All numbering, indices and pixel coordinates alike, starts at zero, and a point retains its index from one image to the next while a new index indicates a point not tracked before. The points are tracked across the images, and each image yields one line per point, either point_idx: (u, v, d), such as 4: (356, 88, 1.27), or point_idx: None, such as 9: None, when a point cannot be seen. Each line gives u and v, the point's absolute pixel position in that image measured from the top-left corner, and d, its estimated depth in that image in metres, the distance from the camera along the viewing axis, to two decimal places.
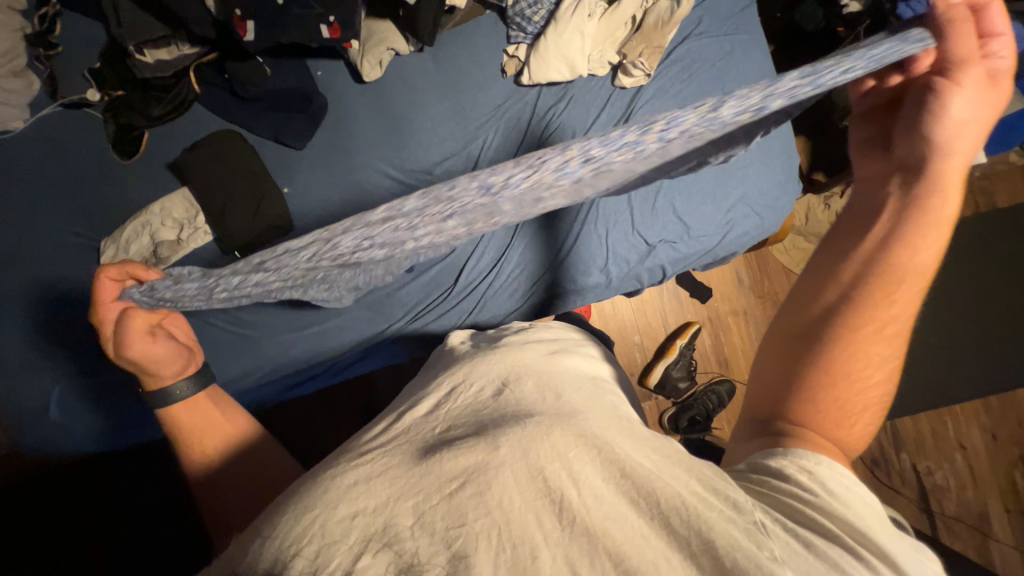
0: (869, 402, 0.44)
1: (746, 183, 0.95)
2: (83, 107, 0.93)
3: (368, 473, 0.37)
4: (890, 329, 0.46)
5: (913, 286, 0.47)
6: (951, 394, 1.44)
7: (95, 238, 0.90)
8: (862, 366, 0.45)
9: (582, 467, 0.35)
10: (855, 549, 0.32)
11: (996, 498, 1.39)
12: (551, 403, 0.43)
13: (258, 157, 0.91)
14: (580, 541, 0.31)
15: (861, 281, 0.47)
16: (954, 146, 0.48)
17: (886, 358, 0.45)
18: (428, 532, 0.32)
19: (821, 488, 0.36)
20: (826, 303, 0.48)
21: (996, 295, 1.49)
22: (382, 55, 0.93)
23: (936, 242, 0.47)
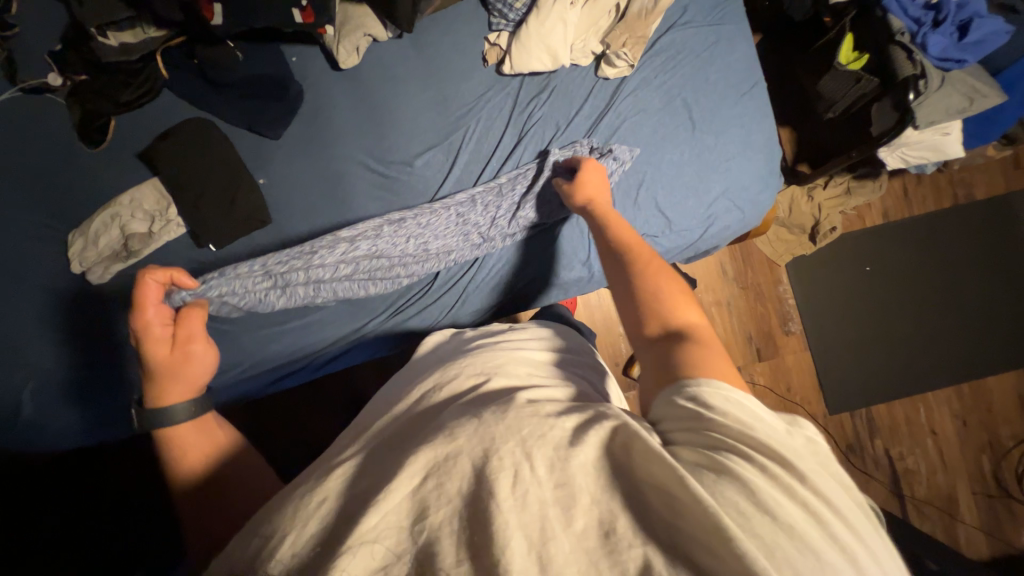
0: (685, 303, 0.53)
1: (729, 177, 0.94)
2: (45, 93, 0.88)
3: (335, 484, 0.37)
4: (654, 266, 0.58)
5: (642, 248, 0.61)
6: (925, 382, 1.49)
7: (62, 229, 0.87)
8: (662, 297, 0.54)
9: (536, 441, 0.36)
10: (745, 453, 0.35)
11: (963, 481, 1.44)
12: (507, 395, 0.45)
13: (231, 146, 0.88)
14: (533, 518, 0.32)
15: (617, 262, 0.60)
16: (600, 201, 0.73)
17: (667, 280, 0.56)
18: (395, 530, 0.33)
19: (703, 407, 0.39)
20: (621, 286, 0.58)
21: (971, 287, 1.53)
22: (359, 41, 0.90)
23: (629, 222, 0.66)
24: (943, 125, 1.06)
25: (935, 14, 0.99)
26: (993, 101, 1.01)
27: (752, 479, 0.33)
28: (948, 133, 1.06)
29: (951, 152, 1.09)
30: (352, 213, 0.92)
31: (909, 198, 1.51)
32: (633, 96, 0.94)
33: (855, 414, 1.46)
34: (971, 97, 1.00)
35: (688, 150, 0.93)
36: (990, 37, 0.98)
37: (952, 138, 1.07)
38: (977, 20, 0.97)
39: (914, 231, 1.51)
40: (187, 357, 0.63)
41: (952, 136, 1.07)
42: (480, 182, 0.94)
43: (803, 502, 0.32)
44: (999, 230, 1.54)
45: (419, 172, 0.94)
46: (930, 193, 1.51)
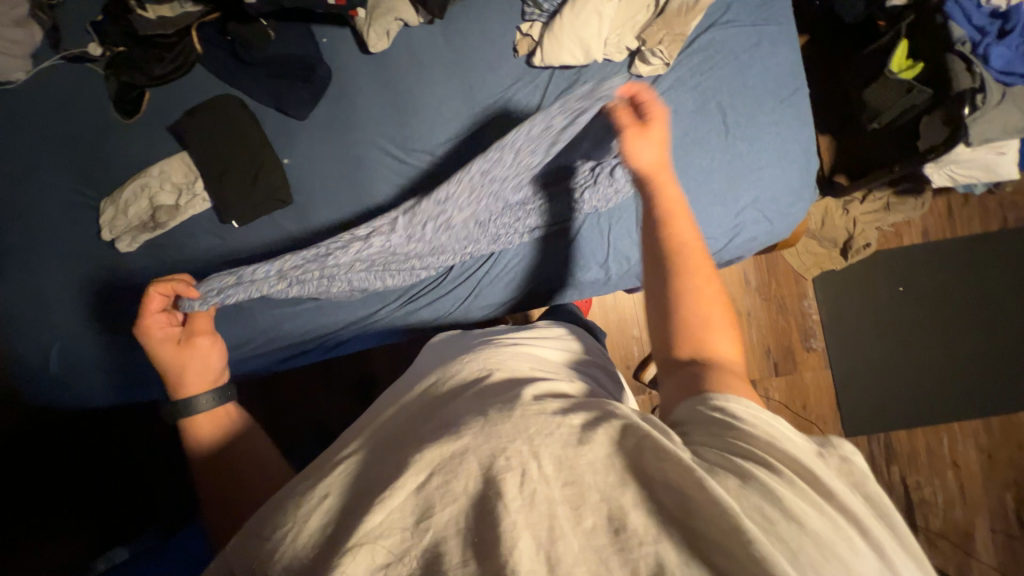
0: (716, 317, 0.51)
1: (760, 186, 0.91)
2: (85, 62, 0.91)
3: (338, 482, 0.37)
4: (692, 255, 0.54)
5: (691, 236, 0.56)
6: (951, 412, 1.42)
7: (95, 197, 0.89)
8: (691, 296, 0.52)
9: (543, 441, 0.36)
10: (768, 462, 0.34)
11: (983, 517, 1.38)
12: (513, 391, 0.44)
13: (257, 124, 0.89)
14: (541, 518, 0.31)
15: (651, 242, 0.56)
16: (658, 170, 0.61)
17: (701, 275, 0.53)
18: (399, 528, 0.32)
19: (730, 417, 0.39)
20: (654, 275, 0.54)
21: (1012, 316, 1.44)
22: (389, 25, 0.89)
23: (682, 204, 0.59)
24: (998, 144, 0.99)
25: (1002, 23, 0.92)
26: None
27: (778, 490, 0.32)
28: (1005, 152, 1.00)
29: (1004, 173, 1.02)
30: (372, 200, 0.92)
31: (953, 218, 1.43)
32: (666, 97, 0.91)
33: (872, 438, 1.41)
34: None
35: (719, 156, 0.90)
36: None
37: (1008, 158, 1.01)
38: None
39: (955, 252, 1.43)
40: (195, 357, 0.69)
41: (1008, 156, 1.00)
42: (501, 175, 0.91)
43: (834, 521, 0.30)
44: None
45: (441, 162, 0.93)
46: (977, 214, 1.43)
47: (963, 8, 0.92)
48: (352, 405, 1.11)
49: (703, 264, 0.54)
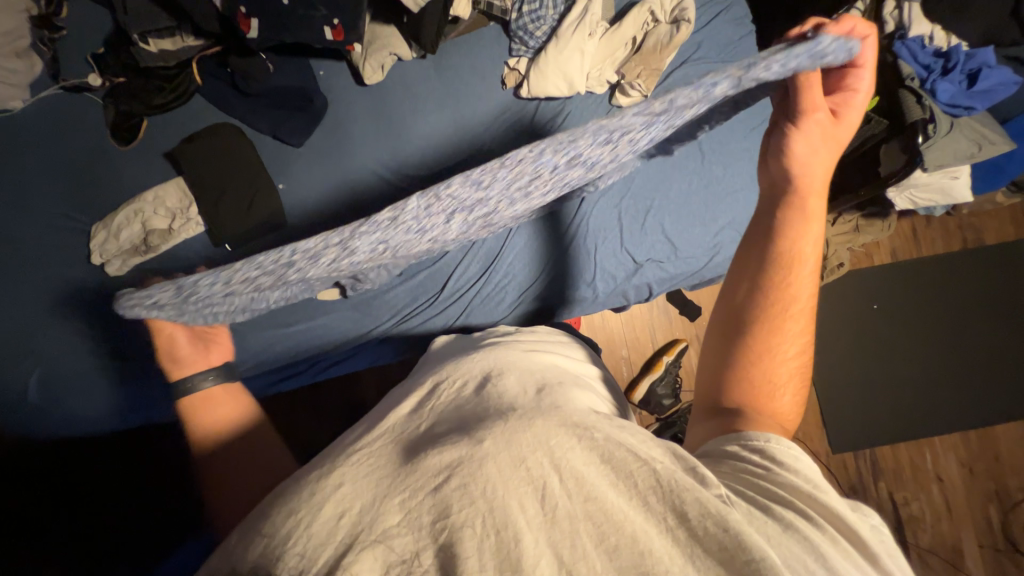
0: (790, 371, 0.51)
1: (737, 208, 0.96)
2: (84, 91, 0.93)
3: (352, 474, 0.38)
4: (801, 308, 0.53)
5: (802, 271, 0.53)
6: (931, 426, 1.46)
7: (86, 221, 0.90)
8: (780, 344, 0.52)
9: (565, 454, 0.36)
10: (806, 512, 0.35)
11: (969, 532, 1.40)
12: (532, 398, 0.44)
13: (255, 152, 0.92)
14: (562, 525, 0.32)
15: (765, 266, 0.54)
16: (808, 184, 0.53)
17: (798, 333, 0.52)
18: (415, 527, 0.33)
19: (771, 462, 0.40)
20: (744, 294, 0.54)
21: (979, 331, 1.51)
22: (384, 59, 0.94)
23: (813, 238, 0.54)
24: (951, 169, 1.07)
25: (945, 61, 1.01)
26: (1002, 148, 1.02)
27: (816, 540, 0.32)
28: (957, 177, 1.08)
29: (959, 196, 1.10)
30: None
31: (918, 239, 1.51)
32: None
33: (858, 454, 1.43)
34: (980, 143, 1.02)
35: (696, 181, 0.95)
36: (999, 87, 1.00)
37: (961, 182, 1.08)
38: (986, 70, 0.99)
39: (923, 271, 1.51)
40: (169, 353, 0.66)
41: (959, 180, 1.08)
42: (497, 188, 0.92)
43: (861, 565, 0.32)
44: (1009, 275, 1.53)
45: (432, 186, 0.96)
46: (940, 235, 1.51)
47: (909, 48, 1.02)
48: (341, 428, 1.09)
49: (805, 324, 0.53)
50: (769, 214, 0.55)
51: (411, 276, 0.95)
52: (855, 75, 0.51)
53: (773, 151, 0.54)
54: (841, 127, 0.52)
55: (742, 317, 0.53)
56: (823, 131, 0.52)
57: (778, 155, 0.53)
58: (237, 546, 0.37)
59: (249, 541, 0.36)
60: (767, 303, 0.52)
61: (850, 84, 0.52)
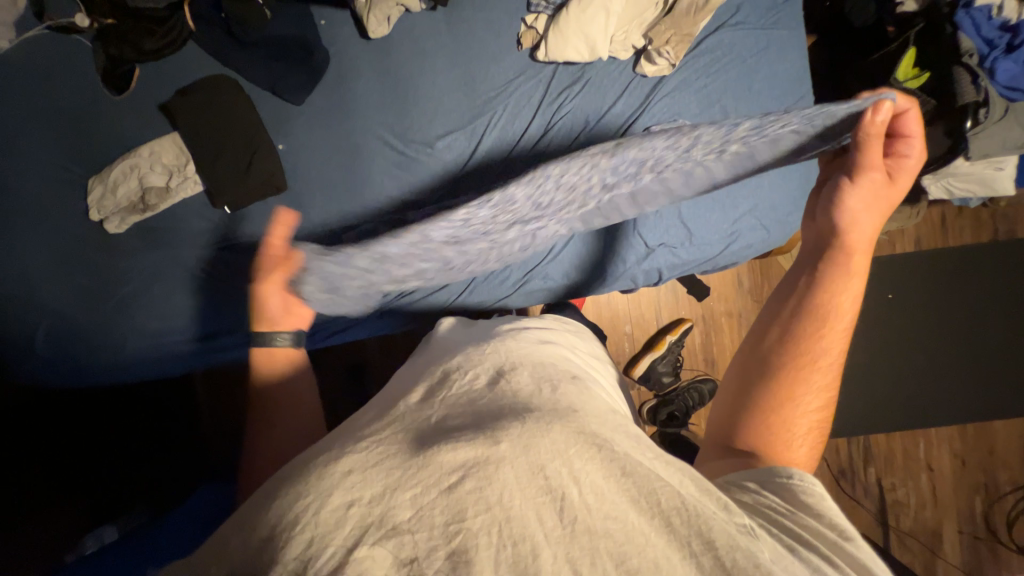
0: (811, 425, 0.49)
1: (759, 195, 0.91)
2: (71, 33, 0.87)
3: (363, 462, 0.38)
4: (825, 364, 0.51)
5: (837, 323, 0.52)
6: (930, 418, 1.46)
7: (83, 175, 0.87)
8: (801, 397, 0.50)
9: (585, 466, 0.37)
10: (830, 555, 0.35)
11: (951, 519, 1.43)
12: (548, 397, 0.44)
13: (254, 109, 0.87)
14: (581, 540, 0.33)
15: (793, 314, 0.53)
16: (855, 242, 0.53)
17: (819, 388, 0.51)
18: (426, 526, 0.33)
19: (794, 504, 0.40)
20: (773, 340, 0.53)
21: (995, 326, 1.47)
22: (390, 10, 0.86)
23: (853, 291, 0.52)
24: (997, 159, 1.00)
25: (1011, 37, 0.91)
26: None
27: None
28: (1002, 168, 1.00)
29: (999, 188, 1.02)
30: (367, 192, 0.90)
31: (945, 228, 1.44)
32: (670, 97, 0.90)
33: (852, 440, 1.45)
34: None
35: None
36: None
37: (1005, 174, 1.01)
38: None
39: (946, 262, 1.45)
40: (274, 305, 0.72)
41: (1005, 171, 1.00)
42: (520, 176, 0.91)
43: None
44: None
45: (439, 154, 0.92)
46: (969, 225, 1.44)
47: (973, 18, 0.91)
48: (342, 391, 1.11)
49: (828, 382, 0.51)
50: (810, 263, 0.55)
51: None
52: (916, 140, 0.53)
53: (821, 210, 0.55)
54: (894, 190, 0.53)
55: (763, 365, 0.52)
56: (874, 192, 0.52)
57: (826, 209, 0.54)
58: (244, 530, 0.37)
59: (252, 526, 0.37)
60: (792, 353, 0.51)
61: (901, 153, 0.54)
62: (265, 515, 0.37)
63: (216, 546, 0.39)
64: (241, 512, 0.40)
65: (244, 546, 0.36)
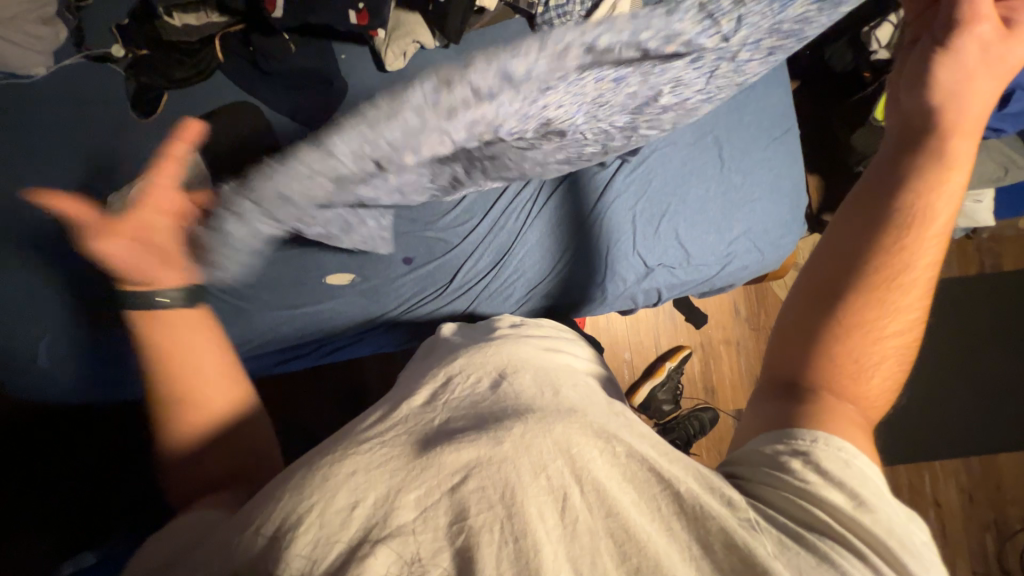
0: (887, 353, 0.46)
1: (752, 219, 0.95)
2: (105, 61, 0.93)
3: (366, 463, 0.37)
4: (914, 276, 0.47)
5: (925, 237, 0.47)
6: (933, 451, 1.44)
7: (101, 192, 0.90)
8: (883, 317, 0.46)
9: (587, 465, 0.37)
10: (846, 540, 0.35)
11: (965, 560, 1.39)
12: (549, 399, 0.43)
13: (272, 131, 0.93)
14: (583, 540, 0.33)
15: (885, 217, 0.48)
16: (956, 123, 0.48)
17: (905, 308, 0.47)
18: (432, 527, 0.34)
19: (819, 474, 0.39)
20: (844, 261, 0.48)
21: (988, 357, 1.49)
22: (406, 47, 0.94)
23: (946, 195, 0.48)
24: (975, 192, 1.05)
25: None
26: None
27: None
28: (980, 200, 1.05)
29: (981, 220, 1.08)
30: None
31: None
32: None
33: None
34: (1007, 167, 1.01)
35: (714, 186, 0.94)
36: None
37: (984, 206, 1.06)
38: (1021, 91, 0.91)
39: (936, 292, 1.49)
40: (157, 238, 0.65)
41: (984, 204, 1.05)
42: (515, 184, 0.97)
43: None
44: (1023, 302, 1.51)
45: None
46: (956, 257, 1.49)
47: None
48: (343, 411, 1.11)
49: (914, 298, 0.47)
50: (893, 166, 0.50)
51: (422, 266, 0.96)
52: None
53: (909, 88, 0.50)
54: (1005, 53, 0.48)
55: (831, 287, 0.48)
56: (981, 44, 0.48)
57: (915, 84, 0.50)
58: (248, 522, 0.37)
59: (255, 513, 0.37)
60: (879, 263, 0.47)
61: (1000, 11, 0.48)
62: (271, 510, 0.36)
63: (215, 548, 0.38)
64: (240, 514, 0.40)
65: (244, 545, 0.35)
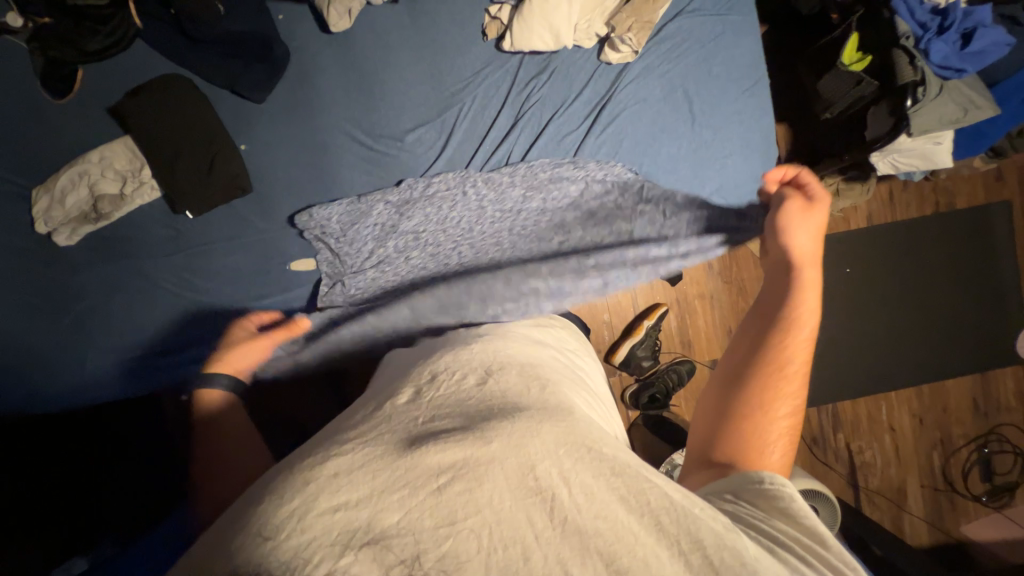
0: (783, 431, 0.52)
1: (724, 176, 0.95)
2: (2, 35, 0.80)
3: (348, 464, 0.37)
4: (795, 366, 0.55)
5: (803, 330, 0.56)
6: (890, 383, 1.55)
7: (27, 185, 0.82)
8: (774, 400, 0.53)
9: (575, 468, 0.37)
10: (807, 560, 0.37)
11: (914, 476, 1.53)
12: (536, 396, 0.44)
13: (211, 108, 0.85)
14: (573, 540, 0.34)
15: (765, 318, 0.58)
16: (804, 259, 0.62)
17: (790, 395, 0.53)
18: (416, 530, 0.33)
19: (773, 502, 0.42)
20: (742, 351, 0.58)
21: (939, 292, 1.58)
22: (351, 4, 0.84)
23: (813, 299, 0.58)
24: (935, 134, 1.06)
25: (941, 20, 0.98)
26: (987, 113, 1.01)
27: None
28: (940, 142, 1.07)
29: (940, 162, 1.09)
30: (338, 189, 0.91)
31: (893, 203, 1.53)
32: (635, 84, 0.93)
33: (821, 409, 1.52)
34: (966, 108, 1.01)
35: (687, 145, 0.94)
36: (991, 48, 0.97)
37: (943, 147, 1.08)
38: (981, 29, 0.96)
39: (896, 234, 1.54)
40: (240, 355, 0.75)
41: (943, 145, 1.07)
42: (483, 148, 0.93)
43: None
44: (975, 238, 1.59)
45: (409, 148, 0.92)
46: (914, 199, 1.54)
47: (907, 4, 0.98)
48: None
49: (800, 384, 0.54)
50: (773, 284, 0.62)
51: None
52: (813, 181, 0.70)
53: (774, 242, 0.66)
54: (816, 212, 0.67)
55: (733, 373, 0.56)
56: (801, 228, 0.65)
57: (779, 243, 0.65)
58: (218, 542, 0.35)
59: (231, 523, 0.36)
60: (767, 352, 0.56)
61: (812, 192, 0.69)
62: (247, 525, 0.35)
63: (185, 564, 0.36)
64: (209, 535, 0.37)
65: (218, 564, 0.33)
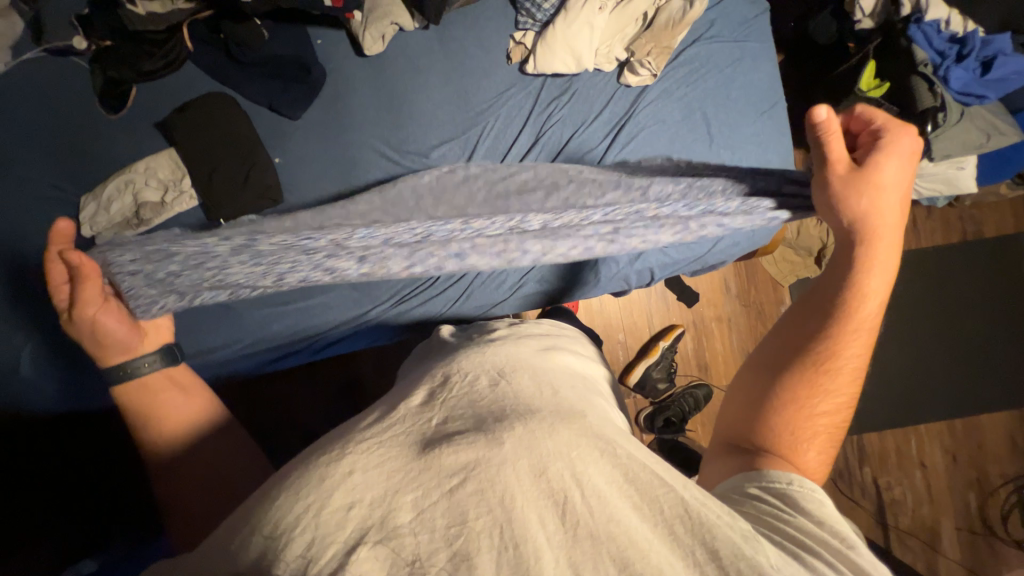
0: (820, 428, 0.51)
1: None
2: (70, 56, 0.88)
3: (362, 463, 0.37)
4: (847, 368, 0.53)
5: (860, 329, 0.54)
6: (920, 415, 1.49)
7: (76, 193, 0.88)
8: (816, 396, 0.52)
9: (587, 470, 0.37)
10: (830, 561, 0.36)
11: (948, 516, 1.45)
12: (549, 399, 0.45)
13: (250, 123, 0.90)
14: (584, 545, 0.33)
15: (822, 310, 0.55)
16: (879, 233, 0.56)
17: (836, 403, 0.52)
18: (429, 528, 0.33)
19: (795, 507, 0.42)
20: (792, 341, 0.56)
21: (969, 322, 1.53)
22: (385, 29, 0.91)
23: (877, 295, 0.55)
24: (958, 159, 1.05)
25: (960, 48, 0.98)
26: (1010, 139, 1.00)
27: None
28: (964, 167, 1.06)
29: (964, 187, 1.08)
30: None
31: (917, 229, 1.51)
32: (653, 106, 0.96)
33: (845, 440, 1.46)
34: (989, 133, 1.00)
35: (705, 163, 0.95)
36: (1012, 76, 0.97)
37: (967, 173, 1.07)
38: (1001, 57, 0.96)
39: (921, 261, 1.51)
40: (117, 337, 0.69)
41: (967, 170, 1.06)
42: (505, 163, 0.96)
43: None
44: (1005, 266, 1.54)
45: (434, 163, 0.96)
46: (939, 225, 1.51)
47: (925, 32, 0.98)
48: (340, 405, 1.10)
49: (845, 382, 0.53)
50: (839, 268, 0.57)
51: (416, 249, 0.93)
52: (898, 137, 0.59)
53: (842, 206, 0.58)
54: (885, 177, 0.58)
55: (780, 363, 0.54)
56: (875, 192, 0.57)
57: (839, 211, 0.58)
58: (236, 535, 0.36)
59: (247, 517, 0.37)
60: (816, 346, 0.54)
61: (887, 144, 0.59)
62: (264, 519, 0.35)
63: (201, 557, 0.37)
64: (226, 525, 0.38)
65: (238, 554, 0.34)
